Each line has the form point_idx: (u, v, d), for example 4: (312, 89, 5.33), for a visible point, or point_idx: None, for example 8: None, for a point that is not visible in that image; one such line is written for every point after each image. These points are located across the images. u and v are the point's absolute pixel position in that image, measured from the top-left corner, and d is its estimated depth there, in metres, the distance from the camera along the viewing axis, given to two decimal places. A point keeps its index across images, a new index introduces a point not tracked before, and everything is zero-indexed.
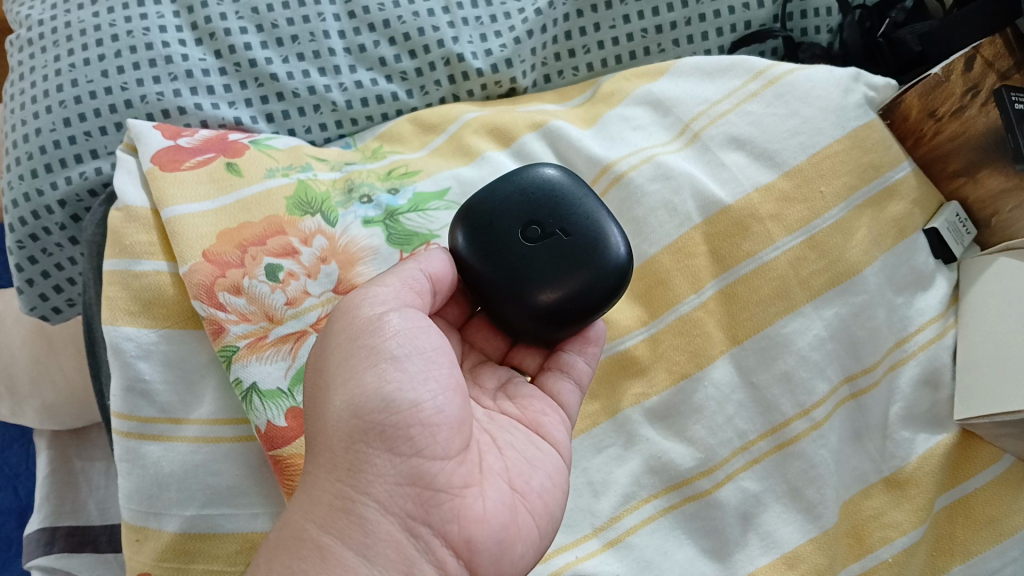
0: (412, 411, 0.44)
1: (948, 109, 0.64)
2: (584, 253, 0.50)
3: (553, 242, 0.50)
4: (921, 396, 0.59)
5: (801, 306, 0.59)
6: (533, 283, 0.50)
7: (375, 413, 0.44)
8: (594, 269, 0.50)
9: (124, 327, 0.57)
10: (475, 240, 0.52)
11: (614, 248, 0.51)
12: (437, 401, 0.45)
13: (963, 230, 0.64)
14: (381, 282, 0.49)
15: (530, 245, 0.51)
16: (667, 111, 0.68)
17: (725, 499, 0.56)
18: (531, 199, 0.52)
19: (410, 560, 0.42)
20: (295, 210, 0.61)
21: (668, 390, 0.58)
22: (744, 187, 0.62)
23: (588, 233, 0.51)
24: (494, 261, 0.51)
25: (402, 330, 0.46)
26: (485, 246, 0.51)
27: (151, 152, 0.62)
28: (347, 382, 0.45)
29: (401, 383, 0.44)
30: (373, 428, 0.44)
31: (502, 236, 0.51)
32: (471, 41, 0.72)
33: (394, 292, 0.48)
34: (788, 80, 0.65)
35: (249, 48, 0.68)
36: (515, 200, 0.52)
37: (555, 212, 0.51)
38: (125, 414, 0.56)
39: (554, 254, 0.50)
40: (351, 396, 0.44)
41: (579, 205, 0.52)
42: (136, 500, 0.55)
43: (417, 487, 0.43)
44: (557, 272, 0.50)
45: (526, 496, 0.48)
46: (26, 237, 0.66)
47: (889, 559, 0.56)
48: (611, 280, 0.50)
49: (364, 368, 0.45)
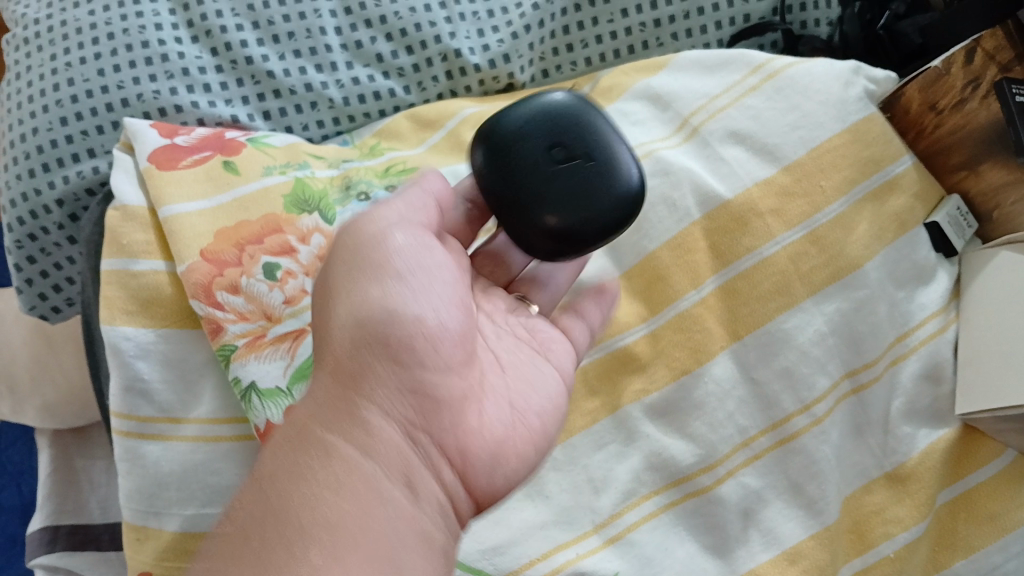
0: (417, 325, 0.44)
1: (949, 102, 0.64)
2: (604, 183, 0.50)
3: (575, 164, 0.50)
4: (922, 391, 0.60)
5: (801, 301, 0.58)
6: (554, 203, 0.50)
7: (381, 324, 0.43)
8: (612, 194, 0.50)
9: (122, 327, 0.56)
10: (493, 159, 0.51)
11: (627, 172, 0.51)
12: (440, 315, 0.45)
13: (964, 224, 0.64)
14: (387, 202, 0.49)
15: (552, 167, 0.50)
16: (666, 106, 0.67)
17: (725, 495, 0.56)
18: (549, 112, 0.52)
19: (407, 464, 0.42)
20: (292, 208, 0.60)
21: (668, 387, 0.58)
22: (743, 182, 0.61)
23: (606, 158, 0.51)
24: (515, 185, 0.51)
25: (407, 247, 0.46)
26: (504, 173, 0.51)
27: (147, 151, 0.61)
28: (352, 295, 0.44)
29: (405, 299, 0.44)
30: (379, 338, 0.43)
31: (522, 157, 0.51)
32: (469, 37, 0.72)
33: (400, 211, 0.48)
34: (787, 74, 0.64)
35: (245, 46, 0.68)
36: (528, 125, 0.52)
37: (576, 135, 0.51)
38: (124, 413, 0.56)
39: (576, 179, 0.50)
40: (355, 303, 0.44)
41: (593, 129, 0.52)
42: (136, 500, 0.55)
43: (418, 397, 0.43)
44: (579, 202, 0.50)
45: (525, 415, 0.48)
46: (24, 236, 0.65)
47: (891, 555, 0.57)
48: (627, 209, 0.51)
49: (369, 281, 0.45)
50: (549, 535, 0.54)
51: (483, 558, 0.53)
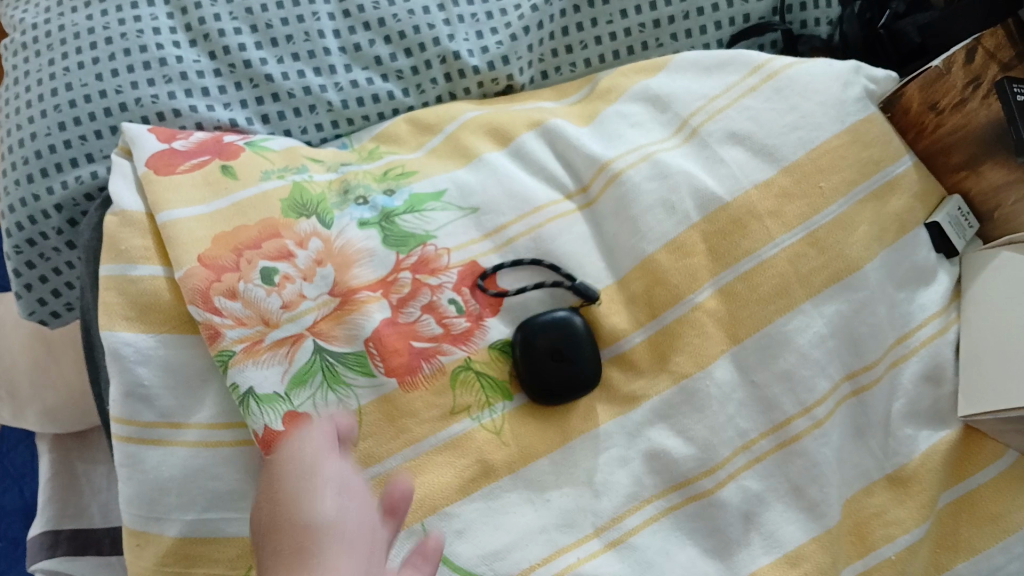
0: (339, 530, 0.46)
1: (949, 101, 0.63)
2: (578, 374, 0.57)
3: (566, 367, 0.56)
4: (924, 392, 0.59)
5: (801, 303, 0.58)
6: (547, 365, 0.56)
7: (322, 531, 0.46)
8: (582, 371, 0.57)
9: (122, 332, 0.56)
10: (520, 343, 0.57)
11: (588, 371, 0.57)
12: (355, 515, 0.48)
13: (965, 224, 0.63)
14: (309, 424, 0.53)
15: (554, 372, 0.56)
16: (665, 108, 0.66)
17: (726, 499, 0.56)
18: (561, 356, 0.56)
19: None
20: (290, 212, 0.60)
21: (669, 390, 0.57)
22: (743, 185, 0.60)
23: (583, 367, 0.57)
24: (527, 344, 0.57)
25: (337, 473, 0.50)
26: (525, 351, 0.57)
27: (145, 156, 0.62)
28: (303, 507, 0.48)
29: (344, 517, 0.48)
30: (317, 542, 0.46)
31: (537, 359, 0.56)
32: (467, 39, 0.72)
33: (325, 436, 0.52)
34: (786, 74, 0.64)
35: (243, 49, 0.68)
36: (547, 334, 0.57)
37: (576, 355, 0.57)
38: (125, 419, 0.56)
39: (563, 378, 0.56)
40: (307, 515, 0.47)
41: (584, 358, 0.57)
42: (136, 505, 0.55)
43: None
44: (559, 390, 0.56)
45: (426, 545, 0.49)
46: (23, 242, 0.66)
47: (892, 557, 0.57)
48: (589, 364, 0.57)
49: (308, 509, 0.48)
50: (549, 538, 0.55)
51: (481, 563, 0.53)
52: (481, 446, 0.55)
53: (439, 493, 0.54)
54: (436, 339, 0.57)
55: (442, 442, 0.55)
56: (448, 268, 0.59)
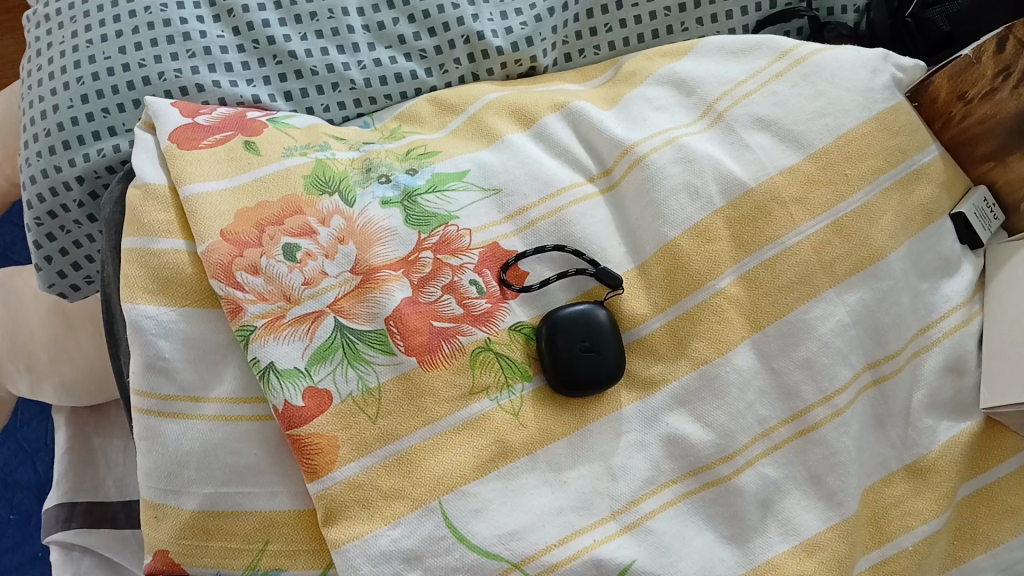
0: None
1: (978, 91, 0.63)
2: (603, 367, 0.56)
3: (592, 358, 0.56)
4: (945, 383, 0.59)
5: (824, 291, 0.58)
6: (572, 356, 0.56)
7: None
8: (607, 364, 0.56)
9: (143, 305, 0.56)
10: (547, 335, 0.57)
11: (613, 365, 0.57)
12: None
13: (991, 216, 0.63)
14: None
15: (579, 363, 0.56)
16: (690, 92, 0.66)
17: (744, 485, 0.56)
18: (587, 347, 0.56)
19: None
20: (313, 190, 0.60)
21: (689, 376, 0.57)
22: (767, 170, 0.60)
23: (608, 360, 0.56)
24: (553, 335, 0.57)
25: None
26: (551, 342, 0.56)
27: (169, 130, 0.61)
28: None
29: None
30: None
31: (562, 350, 0.56)
32: (491, 19, 0.71)
33: None
34: (814, 60, 0.63)
35: (267, 26, 0.68)
36: (573, 326, 0.57)
37: (601, 347, 0.56)
38: (145, 391, 0.56)
39: (589, 370, 0.56)
40: None
41: (609, 351, 0.57)
42: (155, 478, 0.56)
43: None
44: (584, 382, 0.56)
45: None
46: (43, 215, 0.66)
47: (909, 547, 0.58)
48: (614, 358, 0.57)
49: None
50: (566, 520, 0.54)
51: (498, 543, 0.53)
52: (499, 427, 0.55)
53: (457, 472, 0.54)
54: (456, 319, 0.57)
55: (460, 421, 0.55)
56: (469, 249, 0.59)
